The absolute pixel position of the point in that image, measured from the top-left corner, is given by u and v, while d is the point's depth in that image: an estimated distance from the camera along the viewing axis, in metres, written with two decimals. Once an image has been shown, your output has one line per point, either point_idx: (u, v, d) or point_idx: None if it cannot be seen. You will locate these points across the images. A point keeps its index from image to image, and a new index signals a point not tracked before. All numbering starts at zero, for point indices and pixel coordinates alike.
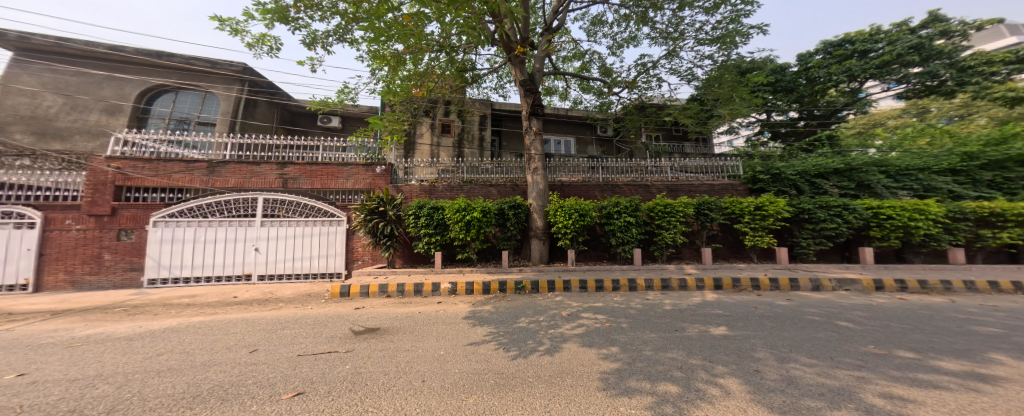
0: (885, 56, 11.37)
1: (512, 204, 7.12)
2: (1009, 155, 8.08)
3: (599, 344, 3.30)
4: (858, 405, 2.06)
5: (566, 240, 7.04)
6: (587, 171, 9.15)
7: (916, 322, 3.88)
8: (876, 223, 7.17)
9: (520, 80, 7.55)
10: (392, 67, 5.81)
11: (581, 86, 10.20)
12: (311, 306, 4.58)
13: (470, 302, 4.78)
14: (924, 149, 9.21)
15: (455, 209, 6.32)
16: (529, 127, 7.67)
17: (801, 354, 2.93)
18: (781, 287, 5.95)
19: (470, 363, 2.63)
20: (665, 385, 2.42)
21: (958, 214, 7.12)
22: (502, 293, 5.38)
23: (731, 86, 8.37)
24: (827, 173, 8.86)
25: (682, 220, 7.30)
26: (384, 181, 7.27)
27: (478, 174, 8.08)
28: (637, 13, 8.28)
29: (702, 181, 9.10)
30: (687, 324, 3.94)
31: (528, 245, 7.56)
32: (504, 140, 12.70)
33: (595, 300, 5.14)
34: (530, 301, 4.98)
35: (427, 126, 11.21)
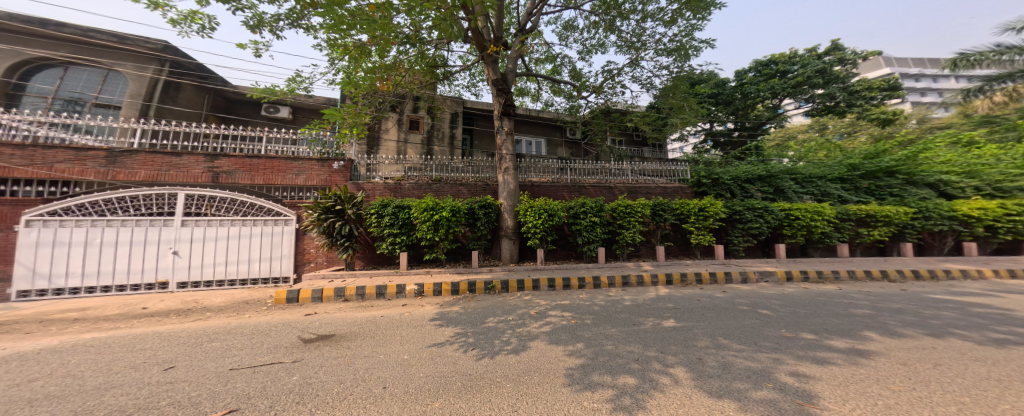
0: (798, 77, 13.00)
1: (483, 204, 7.00)
2: (880, 167, 9.62)
3: (563, 341, 3.39)
4: (774, 384, 2.32)
5: (536, 239, 7.14)
6: (556, 172, 9.37)
7: (815, 307, 4.48)
8: (787, 223, 8.15)
9: (493, 80, 7.57)
10: (355, 57, 5.46)
11: (552, 89, 10.41)
12: (249, 314, 4.18)
13: (438, 303, 4.66)
14: (822, 160, 10.74)
15: (422, 209, 6.09)
16: (501, 127, 7.66)
17: (732, 341, 3.23)
18: (718, 280, 6.54)
19: (436, 366, 2.56)
20: (624, 377, 2.54)
21: (845, 216, 8.28)
22: (467, 293, 5.32)
23: (683, 97, 9.03)
24: (753, 179, 9.85)
25: (641, 220, 7.73)
26: (341, 178, 6.83)
27: (449, 172, 7.92)
28: (605, 20, 8.60)
29: (659, 184, 9.72)
30: (643, 318, 4.18)
31: (498, 245, 7.60)
32: (475, 139, 12.55)
33: (563, 298, 5.27)
34: (499, 301, 4.97)
35: (393, 121, 10.75)
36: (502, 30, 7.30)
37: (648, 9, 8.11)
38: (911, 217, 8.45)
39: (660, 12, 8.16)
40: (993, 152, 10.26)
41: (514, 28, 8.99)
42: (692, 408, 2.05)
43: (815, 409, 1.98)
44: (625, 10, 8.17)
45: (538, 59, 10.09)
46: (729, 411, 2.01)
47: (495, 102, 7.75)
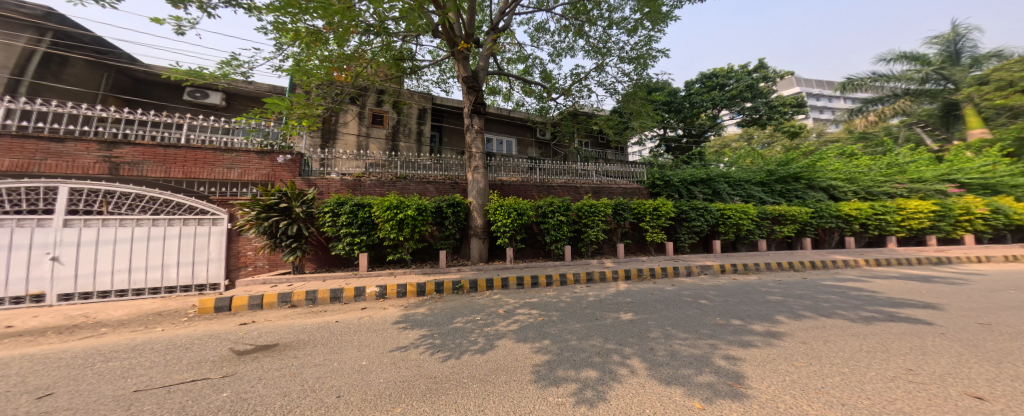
0: (733, 91, 14.23)
1: (451, 202, 6.84)
2: (791, 172, 11.11)
3: (530, 338, 3.42)
4: (712, 369, 2.53)
5: (505, 238, 7.16)
6: (525, 171, 9.42)
7: (743, 296, 5.00)
8: (722, 221, 8.97)
9: (463, 77, 7.48)
10: (309, 44, 5.05)
11: (524, 89, 10.49)
12: (162, 327, 3.66)
13: (402, 306, 4.46)
14: (750, 166, 11.85)
15: (386, 207, 5.82)
16: (470, 124, 7.58)
17: (678, 330, 3.48)
18: (668, 274, 7.02)
19: (398, 371, 2.45)
20: (587, 370, 2.62)
21: (763, 215, 9.32)
22: (436, 293, 5.20)
23: (641, 103, 9.57)
24: (697, 181, 10.66)
25: (604, 219, 8.06)
26: (287, 173, 6.38)
27: (420, 171, 7.66)
28: (574, 25, 8.81)
29: (620, 185, 10.29)
30: (604, 313, 4.34)
31: (466, 244, 7.59)
32: (445, 137, 12.28)
33: (531, 296, 5.33)
34: (468, 301, 4.90)
35: (353, 115, 10.19)
36: (473, 27, 7.26)
37: (614, 17, 8.44)
38: (810, 216, 9.82)
39: (624, 20, 8.52)
40: (866, 163, 12.75)
41: (486, 26, 8.93)
42: (646, 396, 2.15)
43: (744, 388, 2.21)
44: (594, 16, 8.42)
45: (510, 59, 10.10)
46: (677, 397, 2.15)
47: (467, 99, 7.63)
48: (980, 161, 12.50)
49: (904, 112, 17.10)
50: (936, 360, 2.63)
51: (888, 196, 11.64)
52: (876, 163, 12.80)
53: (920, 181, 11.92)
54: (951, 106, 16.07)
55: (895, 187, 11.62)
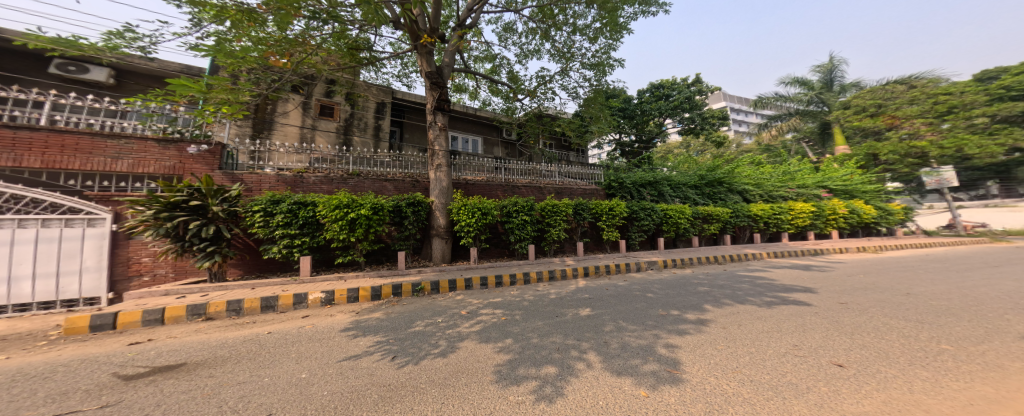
0: (676, 102, 15.37)
1: (411, 201, 6.54)
2: (717, 178, 12.66)
3: (492, 338, 3.38)
4: (657, 358, 2.71)
5: (469, 238, 7.04)
6: (490, 171, 9.24)
7: (681, 288, 5.45)
8: (667, 221, 9.86)
9: (427, 72, 7.30)
10: (247, 25, 4.48)
11: (490, 88, 10.42)
12: (11, 354, 2.91)
13: (353, 311, 4.17)
14: (686, 170, 13.22)
15: (334, 206, 5.43)
16: (433, 121, 7.33)
17: (628, 322, 3.66)
18: (622, 270, 7.40)
19: (346, 381, 2.28)
20: (547, 367, 2.64)
21: (696, 215, 10.60)
22: (391, 296, 4.96)
23: (600, 108, 9.98)
24: (645, 183, 11.48)
25: (565, 218, 8.26)
26: (204, 166, 5.59)
27: (380, 168, 7.27)
28: (541, 28, 8.90)
29: (581, 186, 10.68)
30: (565, 309, 4.43)
31: (427, 244, 7.40)
32: (405, 133, 11.81)
33: (495, 295, 5.30)
34: (429, 303, 4.74)
35: (297, 107, 9.46)
36: (438, 22, 7.12)
37: (578, 23, 8.67)
38: (730, 216, 11.42)
39: (587, 28, 8.79)
40: (768, 171, 14.95)
41: (453, 22, 8.75)
42: (601, 389, 2.21)
43: (680, 374, 2.43)
44: (559, 21, 8.58)
45: (476, 57, 9.94)
46: (626, 386, 2.25)
47: (430, 95, 7.39)
48: (842, 170, 15.22)
49: (792, 128, 21.05)
50: (830, 339, 3.10)
51: (783, 199, 13.88)
52: (774, 171, 15.00)
53: (803, 187, 14.34)
54: (826, 126, 20.04)
55: (787, 192, 13.87)
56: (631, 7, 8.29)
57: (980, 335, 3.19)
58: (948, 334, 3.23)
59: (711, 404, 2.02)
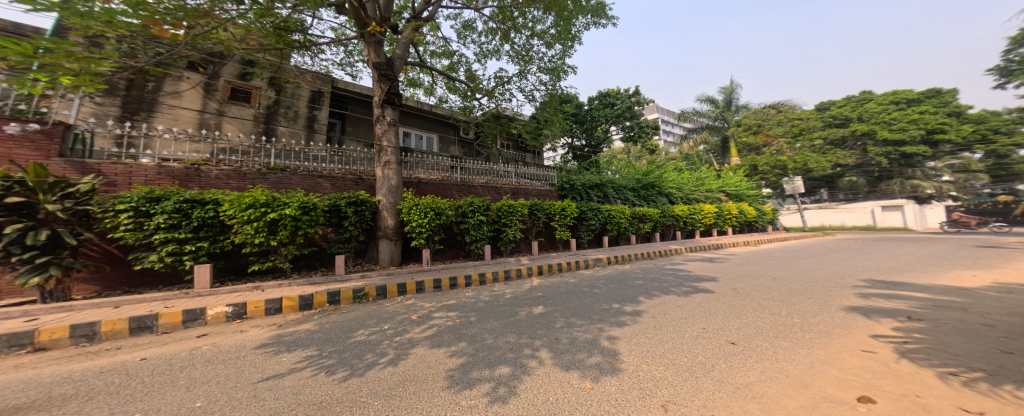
0: (620, 110, 16.45)
1: (352, 201, 6.05)
2: (651, 182, 14.01)
3: (446, 342, 3.25)
4: (601, 350, 2.83)
5: (421, 240, 6.77)
6: (446, 170, 8.88)
7: (622, 282, 5.84)
8: (612, 220, 10.55)
9: (375, 63, 6.87)
10: None
11: (447, 85, 10.14)
12: None
13: (275, 323, 3.61)
14: (627, 173, 14.39)
15: (246, 205, 4.71)
16: (381, 115, 6.93)
17: (577, 318, 3.77)
18: (573, 267, 7.69)
19: (264, 404, 2.00)
20: (501, 368, 2.59)
21: (635, 215, 11.61)
22: (326, 304, 4.48)
23: (554, 112, 10.25)
24: (593, 186, 12.17)
25: (520, 218, 8.35)
26: (30, 150, 4.39)
27: (319, 163, 6.68)
28: (500, 28, 8.86)
29: (536, 187, 10.91)
30: (519, 308, 4.44)
31: (374, 247, 6.96)
32: (348, 125, 10.99)
33: (449, 298, 5.13)
34: (373, 310, 4.42)
35: (197, 88, 8.34)
36: (389, 11, 6.76)
37: (536, 28, 8.79)
38: (660, 216, 12.74)
39: (545, 32, 8.95)
40: (687, 175, 16.91)
41: (408, 14, 8.35)
42: (551, 385, 2.23)
43: (620, 364, 2.55)
44: (519, 23, 8.61)
45: (434, 52, 9.62)
46: (573, 380, 2.30)
47: (377, 88, 6.96)
48: (735, 178, 18.22)
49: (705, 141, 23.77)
50: (738, 322, 3.54)
51: (697, 201, 15.98)
52: (691, 176, 16.78)
53: (710, 191, 16.75)
54: (726, 140, 23.52)
55: (700, 195, 16.04)
56: (583, 18, 8.64)
57: (815, 309, 4.02)
58: (799, 309, 4.00)
59: (644, 390, 2.16)
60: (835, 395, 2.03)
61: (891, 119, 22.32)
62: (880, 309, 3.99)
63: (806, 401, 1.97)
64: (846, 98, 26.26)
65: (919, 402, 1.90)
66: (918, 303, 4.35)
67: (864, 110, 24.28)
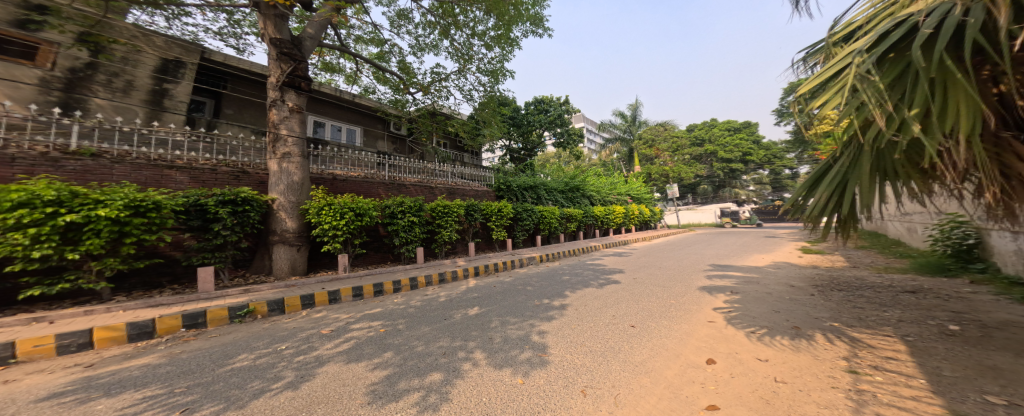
0: (553, 116, 17.00)
1: (224, 199, 4.93)
2: (576, 185, 15.18)
3: (367, 355, 2.87)
4: (532, 345, 2.87)
5: (336, 243, 6.04)
6: (371, 167, 8.06)
7: (550, 278, 6.08)
8: (544, 221, 11.28)
9: (274, 38, 5.90)
10: None
11: (376, 75, 9.21)
12: None
13: (87, 362, 2.73)
14: (556, 176, 15.36)
15: (12, 204, 3.23)
16: (283, 99, 5.97)
17: (511, 316, 3.76)
18: (508, 266, 7.87)
19: None
20: (432, 374, 2.37)
21: (563, 216, 12.52)
22: (181, 328, 3.57)
23: (492, 114, 10.10)
24: (528, 188, 12.64)
25: (456, 219, 8.18)
26: None
27: (172, 151, 5.30)
28: (440, 23, 8.38)
29: (473, 187, 10.76)
30: (453, 311, 4.22)
31: (265, 254, 5.88)
32: (224, 106, 9.16)
33: (372, 306, 4.64)
34: (265, 328, 3.72)
35: None
36: None
37: (477, 28, 8.59)
38: (583, 217, 13.88)
39: (486, 33, 8.78)
40: (606, 179, 18.79)
41: None
42: (485, 386, 2.13)
43: (548, 356, 2.61)
44: (460, 20, 8.26)
45: (361, 37, 8.65)
46: (506, 377, 2.26)
47: (274, 69, 5.96)
48: (638, 183, 21.05)
49: (617, 151, 26.89)
50: (637, 307, 3.95)
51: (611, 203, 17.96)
52: (609, 181, 18.68)
53: (620, 193, 18.99)
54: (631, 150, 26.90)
55: (614, 198, 18.04)
56: (523, 25, 8.78)
57: (694, 290, 4.79)
58: (672, 291, 4.71)
59: (568, 378, 2.22)
60: (693, 361, 2.47)
61: (724, 144, 31.10)
62: (715, 286, 4.99)
63: (677, 369, 2.34)
64: (706, 123, 33.73)
65: (738, 357, 2.53)
66: (735, 279, 5.61)
67: (712, 135, 32.21)
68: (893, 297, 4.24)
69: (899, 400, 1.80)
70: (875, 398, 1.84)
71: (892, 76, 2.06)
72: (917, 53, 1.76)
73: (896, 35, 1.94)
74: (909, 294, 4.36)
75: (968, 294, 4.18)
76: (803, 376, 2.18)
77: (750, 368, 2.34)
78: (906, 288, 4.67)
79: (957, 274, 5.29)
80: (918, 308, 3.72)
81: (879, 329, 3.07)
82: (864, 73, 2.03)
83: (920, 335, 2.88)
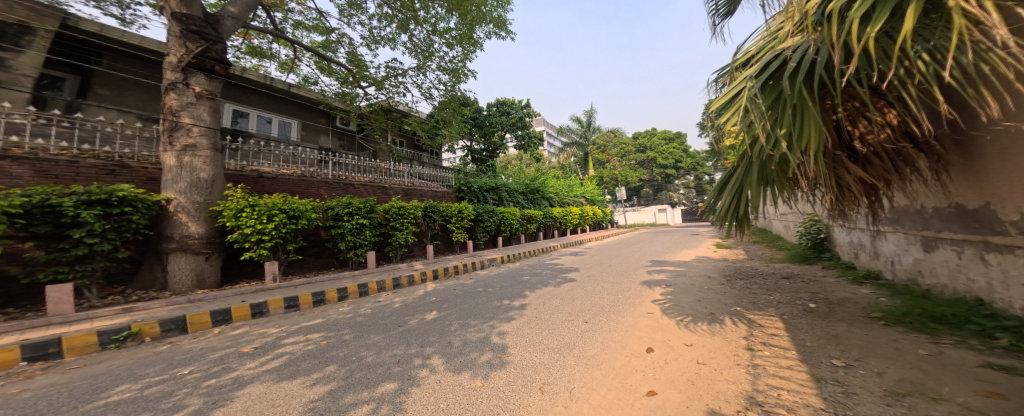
0: (516, 119, 16.92)
1: (88, 201, 3.82)
2: (536, 187, 15.33)
3: (306, 370, 2.38)
4: (491, 347, 2.69)
5: (262, 250, 5.18)
6: (311, 164, 7.19)
7: (510, 279, 5.94)
8: (504, 222, 11.18)
9: (179, 13, 4.92)
10: None
11: (320, 65, 8.21)
12: None
13: None
14: (516, 177, 15.35)
15: None
16: (189, 81, 4.98)
17: (472, 319, 3.53)
18: (469, 268, 7.60)
19: None
20: (384, 385, 2.04)
21: (523, 218, 12.56)
22: (19, 362, 2.59)
23: (453, 113, 9.60)
24: (489, 189, 12.43)
25: (413, 221, 7.71)
26: None
27: (8, 137, 4.10)
28: (397, 16, 7.77)
29: (431, 188, 10.26)
30: (408, 317, 3.83)
31: (156, 266, 4.80)
32: (97, 86, 7.45)
33: (311, 318, 4.04)
34: (155, 351, 2.98)
35: None
36: None
37: (438, 26, 8.09)
38: (542, 217, 14.07)
39: (448, 31, 8.32)
40: (565, 182, 19.33)
41: None
42: (442, 392, 1.89)
43: (508, 357, 2.44)
44: (420, 16, 7.69)
45: (302, 23, 7.65)
46: (464, 381, 2.04)
47: (174, 47, 4.91)
48: (593, 185, 22.01)
49: (573, 154, 27.94)
50: (590, 304, 3.97)
51: (569, 204, 18.52)
52: (568, 183, 19.24)
53: (578, 195, 19.68)
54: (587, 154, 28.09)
55: (572, 200, 18.64)
56: (486, 26, 8.51)
57: (636, 285, 5.04)
58: (619, 287, 4.88)
59: (527, 377, 2.08)
60: (634, 351, 2.50)
61: (663, 152, 34.17)
62: (653, 280, 5.31)
63: (623, 360, 2.34)
64: (650, 131, 36.68)
65: (670, 344, 2.63)
66: (668, 272, 6.07)
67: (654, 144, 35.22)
68: (774, 282, 4.93)
69: (780, 370, 2.03)
70: (765, 370, 2.05)
71: (772, 100, 2.40)
72: (790, 83, 2.07)
73: (775, 65, 2.24)
74: (784, 279, 5.12)
75: (820, 277, 5.03)
76: (719, 357, 2.33)
77: (680, 353, 2.43)
78: (782, 274, 5.51)
79: (813, 261, 6.41)
80: (789, 290, 4.35)
81: (766, 310, 3.48)
82: (754, 97, 2.32)
83: (791, 313, 3.31)
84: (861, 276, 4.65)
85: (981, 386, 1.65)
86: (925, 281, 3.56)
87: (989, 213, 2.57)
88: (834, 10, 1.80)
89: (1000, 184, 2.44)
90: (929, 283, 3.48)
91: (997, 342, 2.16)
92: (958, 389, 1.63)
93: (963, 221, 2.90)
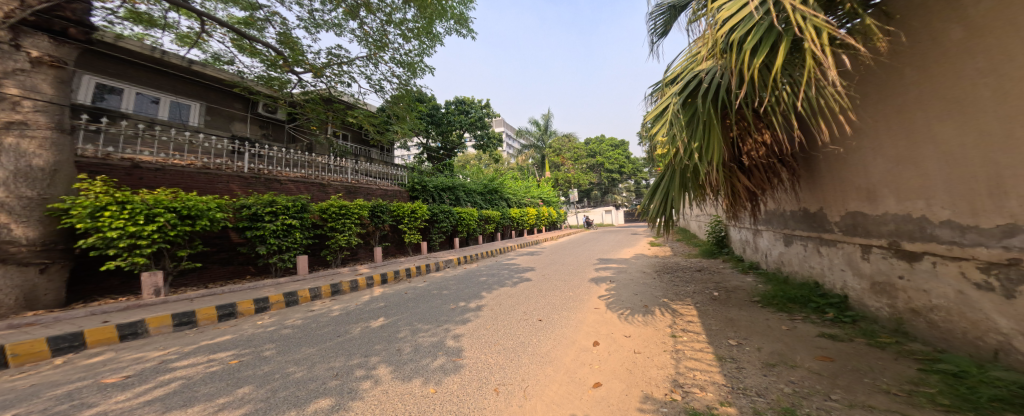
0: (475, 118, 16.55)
1: None
2: (495, 187, 15.23)
3: (208, 396, 1.96)
4: (445, 351, 2.57)
5: (137, 258, 4.17)
6: (220, 155, 6.12)
7: (464, 281, 5.79)
8: (459, 223, 10.84)
9: None
10: None
11: (239, 44, 6.94)
12: None
13: None
14: (475, 177, 15.04)
15: None
16: (22, 42, 3.73)
17: (420, 323, 3.35)
18: (423, 270, 7.19)
19: None
20: (318, 401, 1.79)
21: (479, 219, 12.36)
22: None
23: (406, 109, 8.96)
24: (445, 188, 11.94)
25: (357, 222, 7.07)
26: None
27: None
28: (346, 1, 6.97)
29: (380, 186, 9.48)
30: (350, 326, 3.45)
31: None
32: None
33: (218, 334, 3.40)
34: None
35: None
36: None
37: (393, 16, 7.45)
38: (497, 218, 14.01)
39: (404, 22, 7.71)
40: (524, 183, 19.53)
41: None
42: (389, 402, 1.72)
43: (462, 360, 2.34)
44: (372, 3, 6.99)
45: None
46: (415, 388, 1.90)
47: None
48: (548, 187, 22.63)
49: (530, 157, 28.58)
50: (543, 302, 4.06)
51: (526, 205, 18.80)
52: (525, 184, 19.49)
53: (536, 197, 20.04)
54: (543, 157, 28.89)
55: (528, 201, 18.92)
56: (446, 21, 8.09)
57: (582, 282, 5.33)
58: (569, 284, 5.11)
59: (481, 379, 2.03)
60: (582, 346, 2.62)
61: (608, 158, 36.70)
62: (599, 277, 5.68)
63: (573, 354, 2.43)
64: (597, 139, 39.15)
65: (612, 337, 2.82)
66: (611, 269, 6.56)
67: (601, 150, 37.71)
68: (691, 274, 5.65)
69: (694, 353, 2.32)
70: (684, 354, 2.32)
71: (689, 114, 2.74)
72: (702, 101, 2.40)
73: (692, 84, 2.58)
74: (698, 271, 5.90)
75: (722, 269, 5.96)
76: (650, 345, 2.57)
77: (620, 345, 2.62)
78: (696, 267, 6.36)
79: (717, 255, 7.56)
80: (701, 281, 5.02)
81: (683, 300, 3.96)
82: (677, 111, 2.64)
83: (701, 301, 3.82)
84: (747, 267, 5.60)
85: (820, 352, 2.08)
86: (785, 269, 4.43)
87: (823, 215, 3.28)
88: (735, 41, 2.11)
89: (829, 193, 3.12)
90: (787, 270, 4.34)
91: (829, 315, 2.77)
92: (805, 356, 2.04)
93: (808, 221, 3.63)
